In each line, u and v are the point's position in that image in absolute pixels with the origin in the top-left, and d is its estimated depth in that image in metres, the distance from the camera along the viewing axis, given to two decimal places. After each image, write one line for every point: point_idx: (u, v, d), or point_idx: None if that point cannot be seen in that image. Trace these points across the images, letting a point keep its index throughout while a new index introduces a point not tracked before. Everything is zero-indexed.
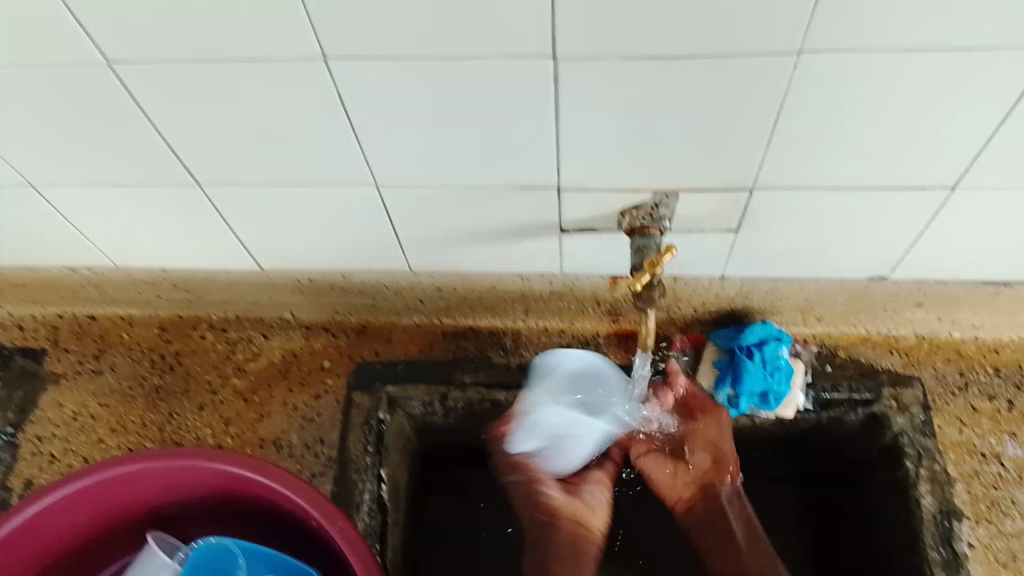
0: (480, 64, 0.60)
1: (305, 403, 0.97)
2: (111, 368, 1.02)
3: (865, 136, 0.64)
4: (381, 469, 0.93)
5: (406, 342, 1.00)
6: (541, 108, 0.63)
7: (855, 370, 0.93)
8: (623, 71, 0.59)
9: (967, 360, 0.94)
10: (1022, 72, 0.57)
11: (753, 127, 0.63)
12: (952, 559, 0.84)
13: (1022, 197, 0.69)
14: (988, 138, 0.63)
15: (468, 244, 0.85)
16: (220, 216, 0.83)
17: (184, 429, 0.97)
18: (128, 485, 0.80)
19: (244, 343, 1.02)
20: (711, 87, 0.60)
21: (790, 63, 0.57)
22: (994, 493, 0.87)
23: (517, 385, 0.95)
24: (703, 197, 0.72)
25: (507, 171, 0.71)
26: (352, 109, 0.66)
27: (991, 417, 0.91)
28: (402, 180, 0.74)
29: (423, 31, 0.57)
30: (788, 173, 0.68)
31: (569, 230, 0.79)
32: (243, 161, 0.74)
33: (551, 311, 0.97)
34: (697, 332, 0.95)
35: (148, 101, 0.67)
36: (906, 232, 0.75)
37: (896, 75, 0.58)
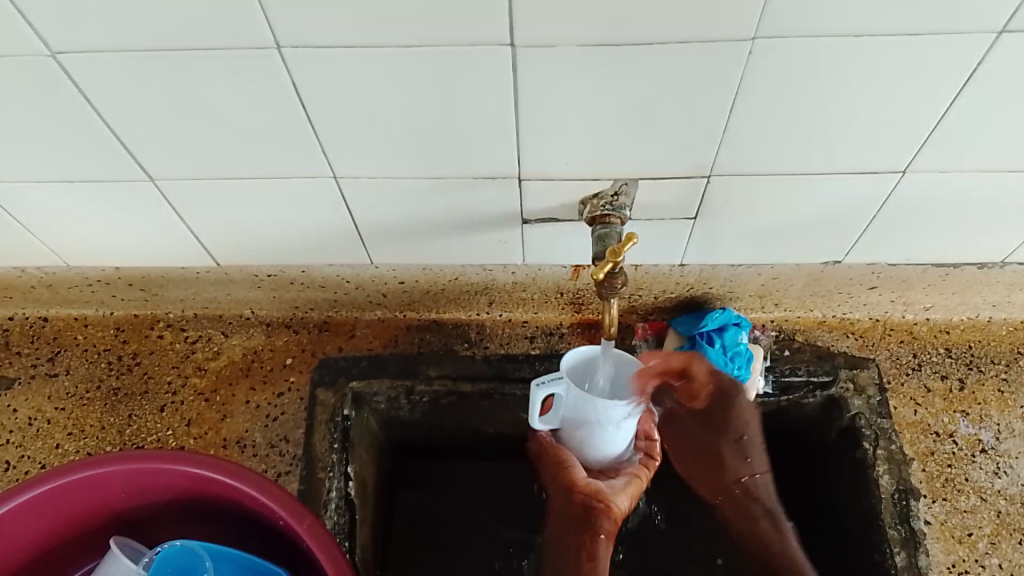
0: (438, 53, 0.60)
1: (268, 402, 0.96)
2: (67, 371, 1.00)
3: (819, 122, 0.65)
4: (348, 466, 0.92)
5: (370, 337, 0.99)
6: (501, 97, 0.64)
7: (811, 353, 0.94)
8: (581, 60, 0.60)
9: (920, 342, 0.96)
10: (966, 57, 0.59)
11: (710, 115, 0.64)
12: (910, 537, 0.85)
13: (969, 180, 0.71)
14: (936, 123, 0.65)
15: (430, 237, 0.84)
16: (177, 212, 0.82)
17: (144, 431, 0.96)
18: (88, 489, 0.78)
19: (204, 342, 1.01)
20: (669, 75, 0.61)
21: (744, 50, 0.58)
22: (949, 470, 0.89)
23: (481, 377, 0.95)
24: (662, 185, 0.73)
25: (468, 162, 0.71)
26: (310, 100, 0.65)
27: (943, 397, 0.93)
28: (363, 172, 0.74)
29: (380, 21, 0.57)
30: (745, 160, 0.69)
31: (531, 220, 0.80)
32: (200, 155, 0.73)
33: (515, 302, 0.98)
34: (657, 320, 0.96)
35: (99, 94, 0.66)
36: (860, 217, 0.77)
37: (846, 61, 0.59)
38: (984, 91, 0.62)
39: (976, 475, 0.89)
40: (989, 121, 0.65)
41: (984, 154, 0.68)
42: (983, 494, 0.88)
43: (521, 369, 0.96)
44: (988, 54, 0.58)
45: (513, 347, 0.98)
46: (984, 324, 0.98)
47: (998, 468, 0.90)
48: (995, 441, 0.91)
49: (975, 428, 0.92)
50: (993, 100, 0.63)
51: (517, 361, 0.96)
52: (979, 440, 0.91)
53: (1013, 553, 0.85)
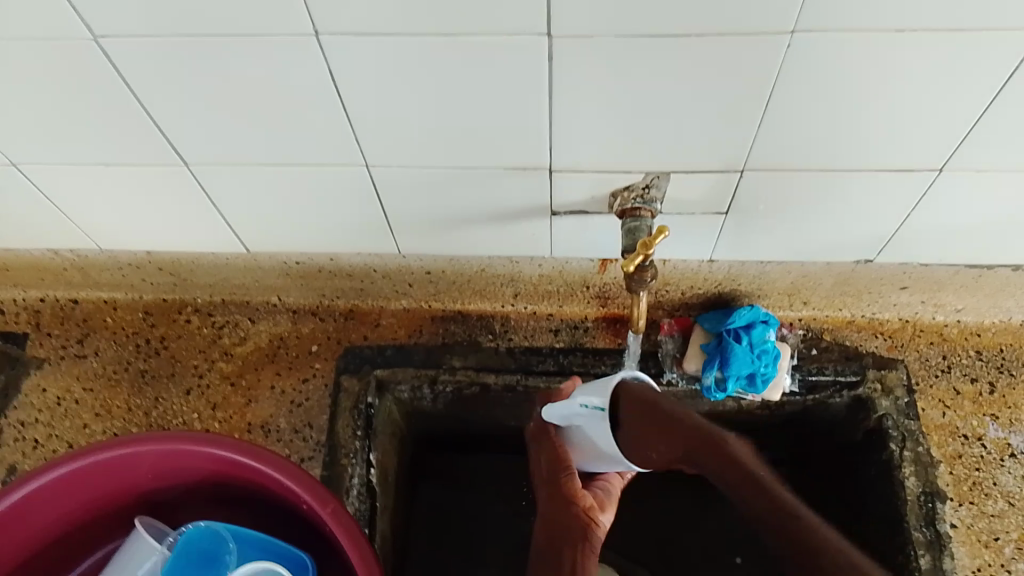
0: (473, 42, 0.59)
1: (293, 387, 0.97)
2: (95, 353, 1.01)
3: (856, 118, 0.64)
4: (371, 453, 0.92)
5: (395, 326, 1.00)
6: (535, 87, 0.63)
7: (839, 353, 0.94)
8: (616, 51, 0.59)
9: (951, 343, 0.95)
10: (1010, 53, 0.58)
11: (746, 109, 0.64)
12: (935, 539, 0.85)
13: (1007, 180, 0.70)
14: (976, 120, 0.64)
15: (459, 227, 0.85)
16: (209, 197, 0.82)
17: (171, 414, 0.97)
18: (114, 470, 0.79)
19: (231, 327, 1.02)
20: (705, 67, 0.60)
21: (783, 43, 0.58)
22: (976, 474, 0.89)
23: (506, 369, 0.95)
24: (694, 180, 0.73)
25: (500, 152, 0.71)
26: (344, 87, 0.65)
27: (973, 399, 0.92)
28: (395, 161, 0.74)
29: (416, 9, 0.57)
30: (778, 156, 0.69)
31: (561, 212, 0.80)
32: (234, 141, 0.73)
33: (540, 294, 0.97)
34: (684, 316, 0.96)
35: (135, 77, 0.66)
36: (893, 216, 0.77)
37: (886, 56, 0.58)
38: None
39: (1004, 480, 0.89)
40: None
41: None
42: (1011, 498, 0.88)
43: (545, 362, 0.96)
44: None
45: (538, 340, 0.98)
46: (1015, 327, 0.96)
47: None
48: None
49: (1004, 432, 0.91)
50: None
51: (541, 354, 0.96)
52: (1007, 444, 0.90)
53: None
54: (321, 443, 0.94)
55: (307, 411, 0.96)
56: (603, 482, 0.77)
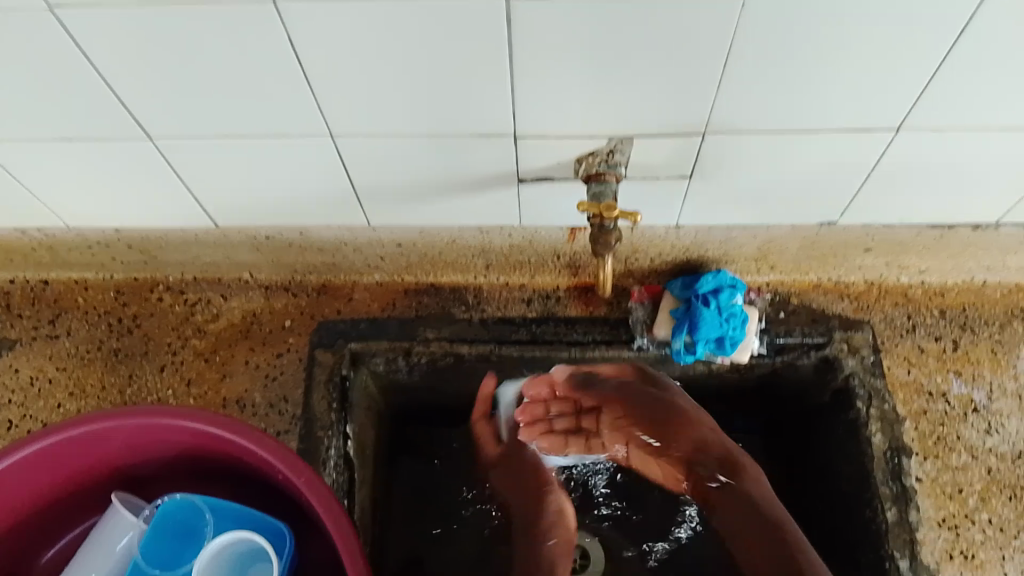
0: (431, 5, 0.60)
1: (267, 362, 0.97)
2: (67, 333, 1.01)
3: (815, 78, 0.65)
4: (346, 426, 0.92)
5: (368, 300, 1.00)
6: (496, 49, 0.63)
7: (806, 316, 0.95)
8: (572, 12, 0.60)
9: (915, 304, 0.97)
10: (962, 9, 0.58)
11: (706, 68, 0.64)
12: (901, 493, 0.86)
13: (966, 136, 0.72)
14: (930, 78, 0.65)
15: (427, 197, 0.85)
16: (175, 171, 0.82)
17: (145, 391, 0.97)
18: (86, 446, 0.79)
19: (204, 304, 1.02)
20: (661, 28, 0.61)
21: (738, 2, 0.58)
22: (941, 429, 0.91)
23: (478, 339, 0.96)
24: (658, 143, 0.73)
25: (465, 118, 0.72)
26: (305, 53, 0.65)
27: (937, 356, 0.94)
28: (362, 130, 0.74)
29: None
30: (739, 116, 0.70)
31: (527, 179, 0.80)
32: (199, 114, 0.73)
33: (512, 265, 0.98)
34: (655, 284, 0.97)
35: (94, 48, 0.66)
36: (854, 178, 0.78)
37: (839, 13, 0.59)
38: (976, 48, 0.62)
39: (967, 434, 0.91)
40: (983, 77, 0.65)
41: (979, 112, 0.69)
42: (974, 452, 0.90)
43: (518, 332, 0.96)
44: (982, 6, 0.58)
45: (511, 310, 0.99)
46: (978, 286, 0.98)
47: (989, 426, 0.91)
48: (987, 400, 0.92)
49: (968, 388, 0.93)
50: (984, 58, 0.63)
51: (514, 325, 0.97)
52: (971, 400, 0.92)
53: (1002, 509, 0.88)
54: (297, 417, 0.94)
55: (282, 384, 0.96)
56: None
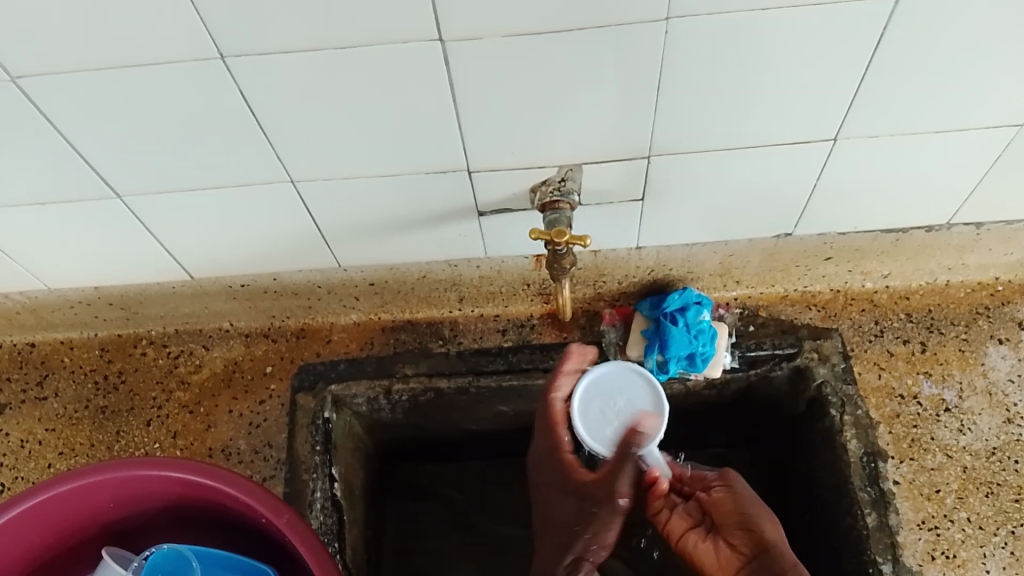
0: (372, 52, 0.63)
1: (250, 409, 0.99)
2: (55, 393, 1.03)
3: (747, 96, 0.68)
4: (331, 467, 0.93)
5: (346, 341, 1.02)
6: (438, 90, 0.66)
7: (775, 328, 0.96)
8: (507, 50, 0.63)
9: (881, 309, 0.99)
10: (875, 21, 0.61)
11: (641, 95, 0.67)
12: (880, 497, 0.86)
13: (901, 141, 0.74)
14: (856, 89, 0.68)
15: (392, 235, 0.88)
16: (146, 225, 0.85)
17: (132, 446, 0.99)
18: (73, 503, 0.81)
19: (186, 356, 1.04)
20: (592, 59, 0.64)
21: (660, 30, 0.61)
22: (914, 431, 0.92)
23: (457, 372, 0.96)
24: (606, 168, 0.76)
25: (419, 157, 0.74)
26: (257, 106, 0.68)
27: (906, 360, 0.96)
28: (320, 175, 0.77)
29: (315, 27, 0.60)
30: (680, 138, 0.72)
31: (487, 212, 0.83)
32: (165, 170, 0.76)
33: (484, 296, 1.01)
34: (624, 305, 1.00)
35: (58, 114, 0.69)
36: (801, 189, 0.81)
37: (758, 34, 0.62)
38: (894, 57, 0.65)
39: (941, 434, 0.92)
40: (906, 83, 0.68)
41: (909, 117, 0.71)
42: (948, 451, 0.91)
43: (494, 361, 0.97)
44: (893, 17, 0.61)
45: (487, 340, 1.01)
46: (941, 287, 1.00)
47: (961, 425, 0.92)
48: (957, 399, 0.94)
49: (938, 388, 0.94)
50: (904, 65, 0.66)
51: (490, 354, 0.98)
52: (941, 400, 0.94)
53: (980, 505, 0.88)
54: (281, 460, 0.95)
55: (266, 430, 0.98)
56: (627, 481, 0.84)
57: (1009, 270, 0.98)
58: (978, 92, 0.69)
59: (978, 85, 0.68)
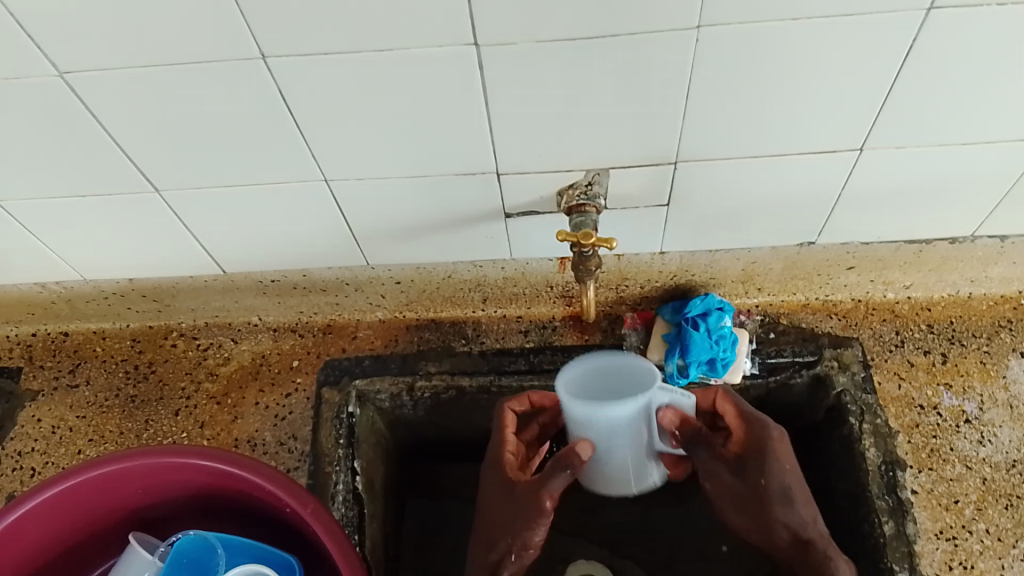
0: (408, 54, 0.64)
1: (276, 402, 1.01)
2: (86, 382, 1.06)
3: (774, 103, 0.69)
4: (354, 461, 0.95)
5: (371, 338, 1.04)
6: (471, 93, 0.68)
7: (796, 335, 0.98)
8: (539, 55, 0.64)
9: (902, 319, 0.99)
10: (903, 33, 0.62)
11: (669, 101, 0.69)
12: (897, 506, 0.87)
13: (926, 152, 0.75)
14: (883, 98, 0.69)
15: (419, 235, 0.89)
16: (180, 219, 0.87)
17: (160, 434, 1.01)
18: (105, 486, 0.83)
19: (215, 349, 1.06)
20: (621, 65, 0.65)
21: (691, 38, 0.62)
22: (934, 441, 0.92)
23: (478, 372, 0.99)
24: (632, 173, 0.77)
25: (449, 157, 0.76)
26: (294, 105, 0.70)
27: (926, 370, 0.96)
28: (353, 174, 0.79)
29: (353, 29, 0.62)
30: (706, 144, 0.73)
31: (513, 213, 0.84)
32: (202, 165, 0.78)
33: (508, 298, 1.02)
34: (646, 310, 1.01)
35: (101, 109, 0.71)
36: (826, 198, 0.81)
37: (788, 42, 0.63)
38: (922, 70, 0.66)
39: (960, 445, 0.92)
40: (932, 95, 0.69)
41: (934, 129, 0.72)
42: (968, 462, 0.91)
43: (515, 363, 0.99)
44: (921, 30, 0.62)
45: (509, 341, 1.02)
46: (964, 300, 1.00)
47: (981, 437, 0.92)
48: (978, 411, 0.94)
49: (958, 400, 0.94)
50: (931, 76, 0.67)
51: (512, 356, 1.00)
52: (962, 411, 0.94)
53: (1000, 518, 0.88)
54: (304, 453, 0.97)
55: (291, 423, 1.00)
56: (537, 503, 0.67)
57: None
58: (1003, 107, 0.70)
59: (1004, 100, 0.69)
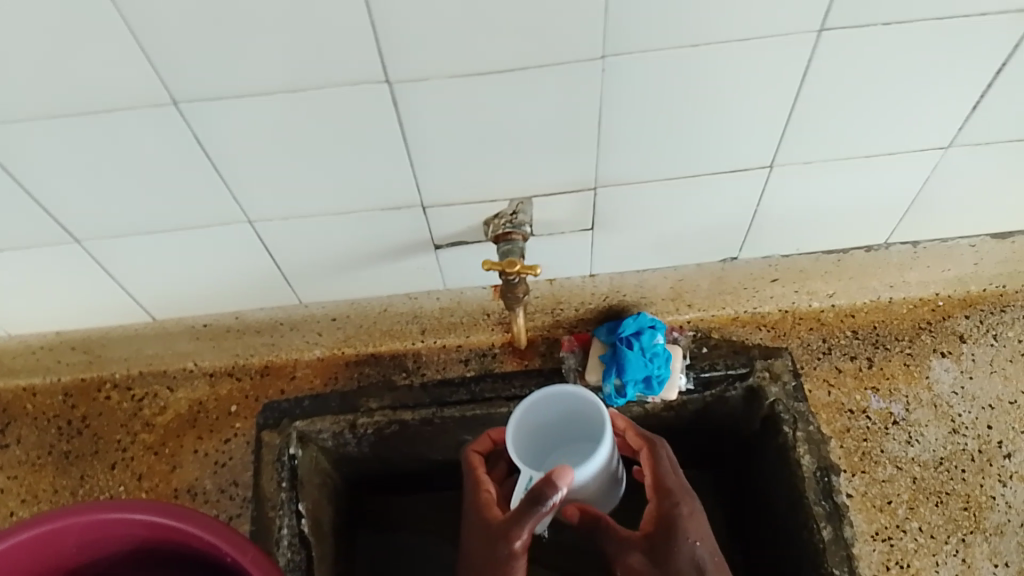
0: (321, 94, 0.65)
1: (215, 449, 0.99)
2: (17, 441, 1.03)
3: (683, 126, 0.71)
4: (298, 503, 0.94)
5: (310, 376, 1.02)
6: (387, 131, 0.69)
7: (728, 348, 0.99)
8: (450, 90, 0.66)
9: (828, 327, 1.01)
10: (797, 56, 0.65)
11: (582, 128, 0.71)
12: (833, 511, 0.89)
13: (832, 168, 0.79)
14: (788, 116, 0.72)
15: (351, 270, 0.89)
16: (104, 268, 0.86)
17: (97, 490, 0.99)
18: (37, 549, 0.80)
19: (151, 398, 1.04)
20: (530, 96, 0.67)
21: (596, 68, 0.65)
22: (865, 444, 0.94)
23: (420, 404, 0.99)
24: (554, 200, 0.79)
25: (372, 192, 0.77)
26: (211, 148, 0.70)
27: (855, 375, 0.98)
28: (276, 215, 0.79)
29: (262, 71, 0.63)
30: (622, 170, 0.76)
31: (442, 245, 0.85)
32: (122, 212, 0.78)
33: (446, 327, 1.02)
34: (582, 331, 1.02)
35: (13, 162, 0.70)
36: (743, 214, 0.84)
37: (691, 68, 0.65)
38: (819, 91, 0.69)
39: (891, 446, 0.94)
40: (831, 113, 0.72)
41: (837, 145, 0.76)
42: (898, 463, 0.93)
43: (457, 392, 0.99)
44: (814, 52, 0.65)
45: (450, 371, 1.01)
46: (886, 304, 1.03)
47: (909, 437, 0.95)
48: (905, 412, 0.96)
49: (886, 402, 0.97)
50: (828, 95, 0.70)
51: (453, 385, 1.00)
52: (889, 413, 0.96)
53: (931, 515, 0.90)
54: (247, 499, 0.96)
55: (232, 469, 0.98)
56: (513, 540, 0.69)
57: (949, 286, 1.02)
58: (900, 120, 0.73)
59: (900, 114, 0.73)
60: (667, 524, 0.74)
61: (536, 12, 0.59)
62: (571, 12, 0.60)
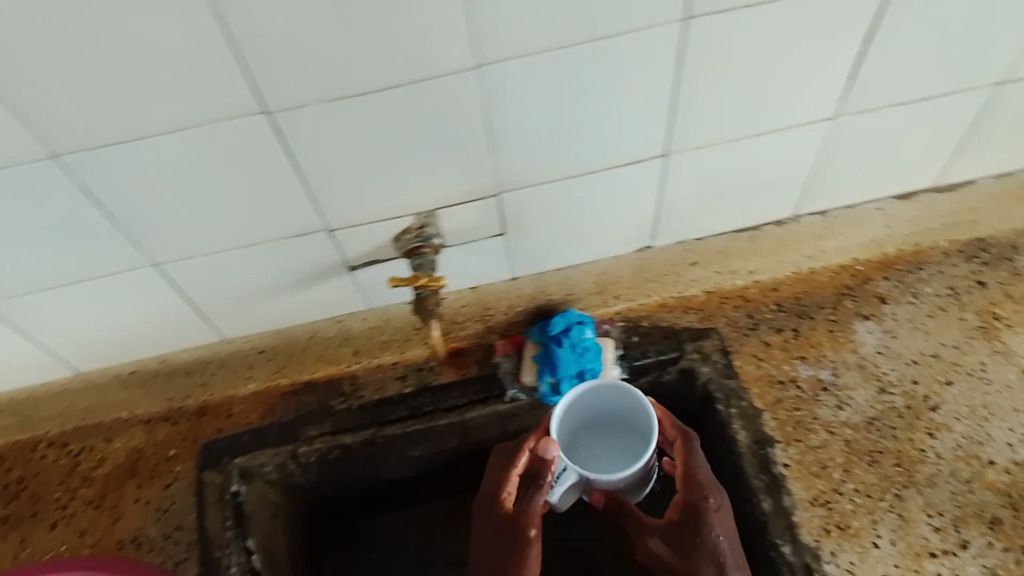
0: (203, 131, 0.65)
1: (157, 495, 0.97)
2: None
3: (570, 124, 0.72)
4: (246, 540, 0.93)
5: (247, 412, 1.01)
6: (277, 161, 0.69)
7: (658, 334, 1.00)
8: (332, 114, 0.66)
9: (753, 304, 1.01)
10: (666, 46, 0.67)
11: (470, 137, 0.71)
12: (772, 482, 0.89)
13: (727, 149, 0.80)
14: (671, 104, 0.73)
15: (270, 299, 0.89)
16: (16, 327, 0.84)
17: (39, 552, 0.95)
18: None
19: (88, 452, 1.01)
20: (413, 111, 0.67)
21: (472, 77, 0.65)
22: (797, 414, 0.92)
23: (359, 426, 0.98)
24: (459, 209, 0.80)
25: (275, 221, 0.76)
26: (102, 196, 0.69)
27: (782, 347, 0.97)
28: (182, 254, 0.78)
29: (139, 114, 0.62)
30: (519, 173, 0.76)
31: (357, 265, 0.85)
32: (23, 270, 0.76)
33: (379, 346, 1.03)
34: (516, 334, 1.02)
35: None
36: (648, 203, 0.86)
37: (566, 67, 0.66)
38: (696, 77, 0.71)
39: (823, 413, 0.92)
40: (713, 96, 0.73)
41: (726, 126, 0.77)
42: (830, 428, 0.91)
43: (397, 409, 0.98)
44: (683, 40, 0.66)
45: (387, 390, 1.00)
46: (807, 275, 1.02)
47: (839, 401, 0.93)
48: (834, 377, 0.94)
49: (815, 369, 0.95)
50: (707, 79, 0.71)
51: (393, 403, 0.99)
52: (819, 381, 0.94)
53: (867, 476, 0.88)
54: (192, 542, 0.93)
55: (176, 513, 0.95)
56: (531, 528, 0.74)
57: (865, 250, 1.02)
58: (781, 96, 0.75)
59: (780, 90, 0.74)
60: (695, 513, 0.76)
61: (401, 29, 0.60)
62: (435, 25, 0.60)
